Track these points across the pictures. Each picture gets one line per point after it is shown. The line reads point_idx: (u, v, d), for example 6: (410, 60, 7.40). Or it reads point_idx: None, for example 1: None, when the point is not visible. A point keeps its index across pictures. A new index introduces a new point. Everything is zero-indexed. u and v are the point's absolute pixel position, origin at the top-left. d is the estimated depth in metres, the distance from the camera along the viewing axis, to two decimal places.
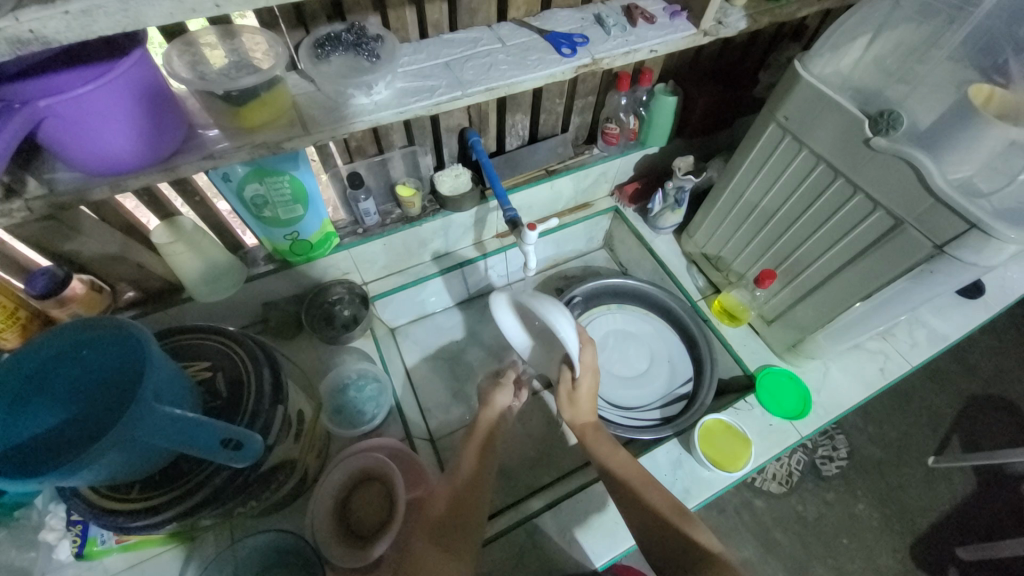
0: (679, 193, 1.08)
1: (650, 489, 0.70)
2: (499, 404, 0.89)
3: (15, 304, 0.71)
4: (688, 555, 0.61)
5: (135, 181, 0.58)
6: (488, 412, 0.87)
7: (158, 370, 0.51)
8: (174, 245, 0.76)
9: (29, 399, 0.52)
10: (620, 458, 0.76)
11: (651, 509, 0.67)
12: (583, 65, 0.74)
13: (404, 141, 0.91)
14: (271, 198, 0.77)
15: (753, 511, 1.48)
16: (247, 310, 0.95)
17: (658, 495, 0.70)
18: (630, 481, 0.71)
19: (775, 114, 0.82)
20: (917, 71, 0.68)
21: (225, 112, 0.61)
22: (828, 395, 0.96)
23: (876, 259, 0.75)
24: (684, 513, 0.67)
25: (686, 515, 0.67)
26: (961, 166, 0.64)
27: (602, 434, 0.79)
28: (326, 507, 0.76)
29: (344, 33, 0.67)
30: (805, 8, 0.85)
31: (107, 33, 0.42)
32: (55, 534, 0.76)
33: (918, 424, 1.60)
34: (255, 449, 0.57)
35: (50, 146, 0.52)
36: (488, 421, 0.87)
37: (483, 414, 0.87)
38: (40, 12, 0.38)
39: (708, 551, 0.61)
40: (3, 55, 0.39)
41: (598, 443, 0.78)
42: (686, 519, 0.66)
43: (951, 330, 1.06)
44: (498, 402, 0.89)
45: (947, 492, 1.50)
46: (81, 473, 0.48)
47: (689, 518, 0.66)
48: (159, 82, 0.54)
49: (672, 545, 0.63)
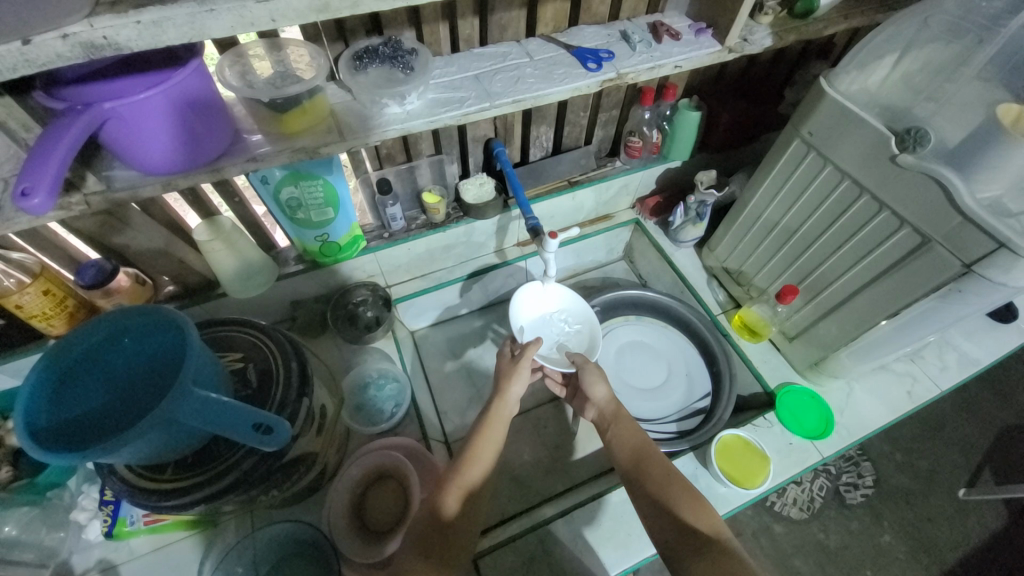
0: (700, 207, 1.09)
1: (661, 474, 0.71)
2: (514, 395, 0.84)
3: (65, 293, 0.76)
4: (694, 542, 0.62)
5: (184, 180, 0.62)
6: (503, 405, 0.82)
7: (197, 358, 0.54)
8: (213, 243, 0.80)
9: (76, 380, 0.55)
10: (636, 446, 0.77)
11: (662, 496, 0.68)
12: (608, 79, 0.76)
13: (432, 150, 0.94)
14: (305, 201, 0.81)
15: (772, 535, 1.44)
16: (276, 307, 0.99)
17: (672, 482, 0.70)
18: (644, 472, 0.72)
19: (800, 130, 0.83)
20: (946, 89, 0.68)
21: (268, 118, 0.65)
22: (850, 416, 0.94)
23: (903, 277, 0.74)
24: (697, 496, 0.67)
25: (699, 499, 0.67)
26: (990, 185, 0.63)
27: (627, 417, 0.81)
28: (344, 502, 0.80)
29: (381, 46, 0.71)
30: (832, 27, 0.86)
31: (173, 42, 0.45)
32: (87, 515, 0.79)
33: (947, 454, 1.54)
34: (284, 435, 0.60)
35: (111, 146, 0.56)
36: (503, 415, 0.81)
37: (498, 406, 0.82)
38: (113, 21, 0.42)
39: (714, 537, 0.62)
40: (78, 58, 0.43)
41: (619, 427, 0.80)
42: (699, 506, 0.66)
43: (982, 354, 1.03)
44: (513, 391, 0.84)
45: (979, 527, 1.44)
46: (120, 451, 0.50)
47: (703, 503, 0.66)
48: (210, 90, 0.58)
49: (677, 533, 0.64)
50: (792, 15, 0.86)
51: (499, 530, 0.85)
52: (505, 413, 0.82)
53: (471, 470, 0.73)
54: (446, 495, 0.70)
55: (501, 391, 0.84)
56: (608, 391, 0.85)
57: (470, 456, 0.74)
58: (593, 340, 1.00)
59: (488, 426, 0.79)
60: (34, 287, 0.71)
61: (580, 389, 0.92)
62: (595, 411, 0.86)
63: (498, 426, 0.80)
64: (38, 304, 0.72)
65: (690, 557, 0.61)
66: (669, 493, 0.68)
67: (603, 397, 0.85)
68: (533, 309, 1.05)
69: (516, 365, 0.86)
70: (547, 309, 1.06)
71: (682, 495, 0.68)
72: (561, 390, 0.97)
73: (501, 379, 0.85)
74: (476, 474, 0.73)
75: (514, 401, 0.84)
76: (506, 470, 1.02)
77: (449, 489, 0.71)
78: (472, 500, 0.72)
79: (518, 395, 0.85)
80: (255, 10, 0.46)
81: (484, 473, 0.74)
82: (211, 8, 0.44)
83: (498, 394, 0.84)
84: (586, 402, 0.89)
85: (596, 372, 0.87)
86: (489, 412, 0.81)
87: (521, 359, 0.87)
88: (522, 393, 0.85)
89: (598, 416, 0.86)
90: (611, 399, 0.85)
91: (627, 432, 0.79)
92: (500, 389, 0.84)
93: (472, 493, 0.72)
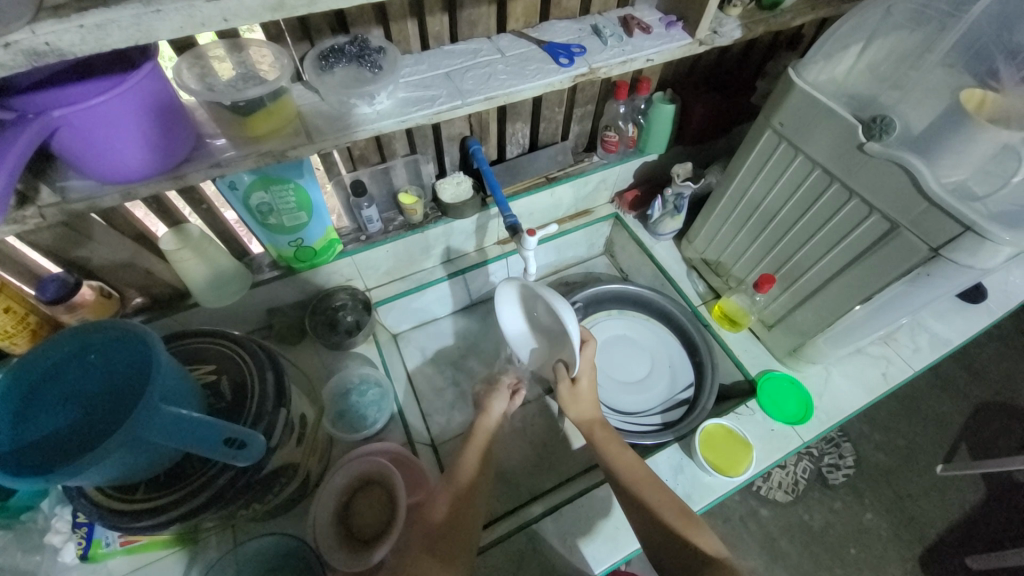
0: (678, 200, 1.09)
1: (653, 491, 0.72)
2: (497, 410, 0.88)
3: (26, 309, 0.73)
4: (693, 561, 0.63)
5: (144, 188, 0.60)
6: (487, 419, 0.86)
7: (165, 372, 0.53)
8: (182, 252, 0.78)
9: (42, 399, 0.53)
10: (625, 460, 0.76)
11: (658, 514, 0.69)
12: (580, 74, 0.76)
13: (407, 150, 0.92)
14: (276, 206, 0.79)
15: (759, 519, 1.47)
16: (252, 316, 0.96)
17: (666, 498, 0.71)
18: (635, 486, 0.73)
19: (771, 121, 0.83)
20: (910, 76, 0.69)
21: (232, 122, 0.63)
22: (829, 400, 0.96)
23: (874, 263, 0.75)
24: (689, 515, 0.69)
25: (692, 519, 0.68)
26: (955, 170, 0.64)
27: (605, 435, 0.80)
28: (328, 510, 0.78)
29: (347, 45, 0.69)
30: (799, 17, 0.87)
31: (119, 46, 0.43)
32: (61, 537, 0.76)
33: (924, 432, 1.59)
34: (256, 449, 0.57)
35: (66, 156, 0.54)
36: (486, 429, 0.85)
37: (482, 421, 0.86)
38: (55, 26, 0.40)
39: (712, 557, 0.63)
40: (21, 67, 0.40)
41: (606, 442, 0.79)
42: (691, 524, 0.67)
43: (954, 335, 1.06)
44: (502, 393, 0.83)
45: (956, 501, 1.48)
46: (88, 472, 0.49)
47: (696, 524, 0.68)
48: (168, 93, 0.56)
49: (676, 552, 0.65)
50: (761, 7, 0.87)
51: (489, 532, 0.85)
52: (490, 427, 0.86)
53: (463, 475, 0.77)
54: (438, 505, 0.73)
55: (484, 407, 0.88)
56: (581, 412, 0.84)
57: (461, 462, 0.79)
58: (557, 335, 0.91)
59: (475, 438, 0.83)
60: None
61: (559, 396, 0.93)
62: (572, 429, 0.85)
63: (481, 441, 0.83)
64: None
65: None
66: (663, 511, 0.69)
67: (577, 419, 0.84)
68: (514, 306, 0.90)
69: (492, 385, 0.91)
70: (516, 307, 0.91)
71: (674, 515, 0.68)
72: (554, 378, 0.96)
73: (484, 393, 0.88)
74: (466, 477, 0.77)
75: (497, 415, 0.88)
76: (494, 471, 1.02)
77: (443, 497, 0.74)
78: (462, 503, 0.74)
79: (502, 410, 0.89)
80: (205, 10, 0.44)
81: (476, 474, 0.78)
82: (158, 8, 0.42)
83: (482, 410, 0.88)
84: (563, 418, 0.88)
85: (570, 395, 0.84)
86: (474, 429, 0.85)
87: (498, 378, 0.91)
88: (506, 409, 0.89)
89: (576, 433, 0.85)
90: (587, 421, 0.83)
91: (611, 448, 0.78)
92: (484, 405, 0.89)
93: (461, 497, 0.74)
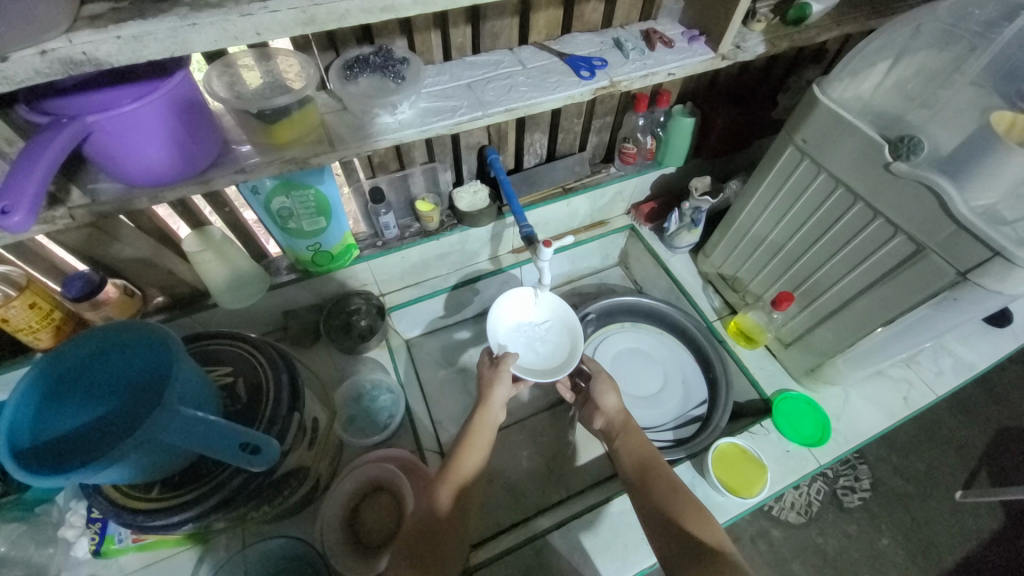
0: (695, 214, 1.08)
1: (666, 482, 0.72)
2: (498, 401, 0.82)
3: (51, 305, 0.74)
4: (696, 552, 0.61)
5: (170, 192, 0.61)
6: (488, 413, 0.80)
7: (184, 375, 0.53)
8: (204, 254, 0.79)
9: (65, 395, 0.55)
10: (648, 453, 0.78)
11: (669, 506, 0.68)
12: (602, 87, 0.76)
13: (425, 158, 0.93)
14: (296, 211, 0.80)
15: (770, 540, 1.44)
16: (268, 317, 0.98)
17: (677, 492, 0.70)
18: (649, 478, 0.74)
19: (794, 137, 0.82)
20: (940, 95, 0.68)
21: (257, 129, 0.64)
22: (848, 422, 0.94)
23: (898, 285, 0.73)
24: (705, 511, 0.67)
25: (706, 514, 0.66)
26: (985, 193, 0.62)
27: (637, 428, 0.83)
28: (336, 515, 0.79)
29: (371, 55, 0.70)
30: (824, 34, 0.86)
31: (154, 57, 0.44)
32: (74, 531, 0.77)
33: (944, 456, 1.54)
34: (271, 455, 0.58)
35: (98, 160, 0.55)
36: (488, 422, 0.79)
37: (482, 414, 0.80)
38: (93, 36, 0.41)
39: (718, 549, 0.60)
40: (57, 75, 0.42)
41: (630, 437, 0.82)
42: (704, 520, 0.65)
43: (978, 359, 1.03)
44: (496, 399, 0.82)
45: (976, 529, 1.44)
46: (104, 472, 0.49)
47: (709, 518, 0.66)
48: (196, 99, 0.57)
49: (681, 543, 0.63)
50: (785, 22, 0.86)
51: (493, 543, 0.84)
52: (490, 420, 0.80)
53: (464, 465, 0.73)
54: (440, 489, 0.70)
55: (484, 397, 0.82)
56: (619, 402, 0.88)
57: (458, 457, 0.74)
58: (560, 332, 0.99)
59: (473, 432, 0.78)
60: (20, 301, 0.70)
61: (589, 399, 0.94)
62: (606, 421, 0.89)
63: (484, 434, 0.78)
64: (24, 317, 0.71)
65: (688, 563, 0.60)
66: (675, 503, 0.68)
67: (614, 407, 0.88)
68: (508, 328, 0.99)
69: (497, 371, 0.84)
70: (513, 330, 0.99)
71: (688, 508, 0.67)
72: (569, 395, 1.01)
73: (484, 387, 0.84)
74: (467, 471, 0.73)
75: (498, 407, 0.82)
76: (501, 481, 1.01)
77: (444, 481, 0.71)
78: (462, 499, 0.70)
79: (503, 401, 0.84)
80: (239, 24, 0.45)
81: (474, 475, 0.73)
82: (194, 22, 0.43)
83: (481, 400, 0.82)
84: (597, 412, 0.92)
85: (608, 382, 0.91)
86: (472, 421, 0.79)
87: (503, 364, 0.85)
88: (507, 398, 0.84)
89: (608, 425, 0.88)
90: (621, 410, 0.87)
91: (636, 443, 0.81)
92: (484, 395, 0.83)
93: (461, 493, 0.71)
